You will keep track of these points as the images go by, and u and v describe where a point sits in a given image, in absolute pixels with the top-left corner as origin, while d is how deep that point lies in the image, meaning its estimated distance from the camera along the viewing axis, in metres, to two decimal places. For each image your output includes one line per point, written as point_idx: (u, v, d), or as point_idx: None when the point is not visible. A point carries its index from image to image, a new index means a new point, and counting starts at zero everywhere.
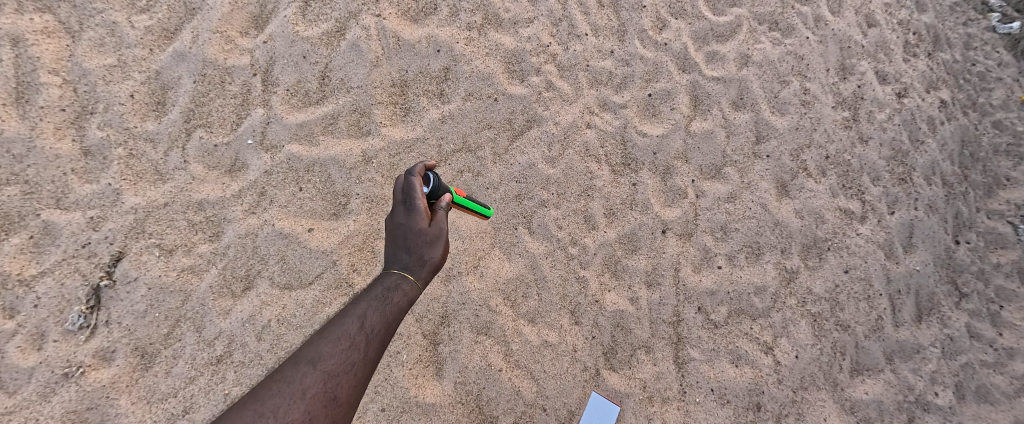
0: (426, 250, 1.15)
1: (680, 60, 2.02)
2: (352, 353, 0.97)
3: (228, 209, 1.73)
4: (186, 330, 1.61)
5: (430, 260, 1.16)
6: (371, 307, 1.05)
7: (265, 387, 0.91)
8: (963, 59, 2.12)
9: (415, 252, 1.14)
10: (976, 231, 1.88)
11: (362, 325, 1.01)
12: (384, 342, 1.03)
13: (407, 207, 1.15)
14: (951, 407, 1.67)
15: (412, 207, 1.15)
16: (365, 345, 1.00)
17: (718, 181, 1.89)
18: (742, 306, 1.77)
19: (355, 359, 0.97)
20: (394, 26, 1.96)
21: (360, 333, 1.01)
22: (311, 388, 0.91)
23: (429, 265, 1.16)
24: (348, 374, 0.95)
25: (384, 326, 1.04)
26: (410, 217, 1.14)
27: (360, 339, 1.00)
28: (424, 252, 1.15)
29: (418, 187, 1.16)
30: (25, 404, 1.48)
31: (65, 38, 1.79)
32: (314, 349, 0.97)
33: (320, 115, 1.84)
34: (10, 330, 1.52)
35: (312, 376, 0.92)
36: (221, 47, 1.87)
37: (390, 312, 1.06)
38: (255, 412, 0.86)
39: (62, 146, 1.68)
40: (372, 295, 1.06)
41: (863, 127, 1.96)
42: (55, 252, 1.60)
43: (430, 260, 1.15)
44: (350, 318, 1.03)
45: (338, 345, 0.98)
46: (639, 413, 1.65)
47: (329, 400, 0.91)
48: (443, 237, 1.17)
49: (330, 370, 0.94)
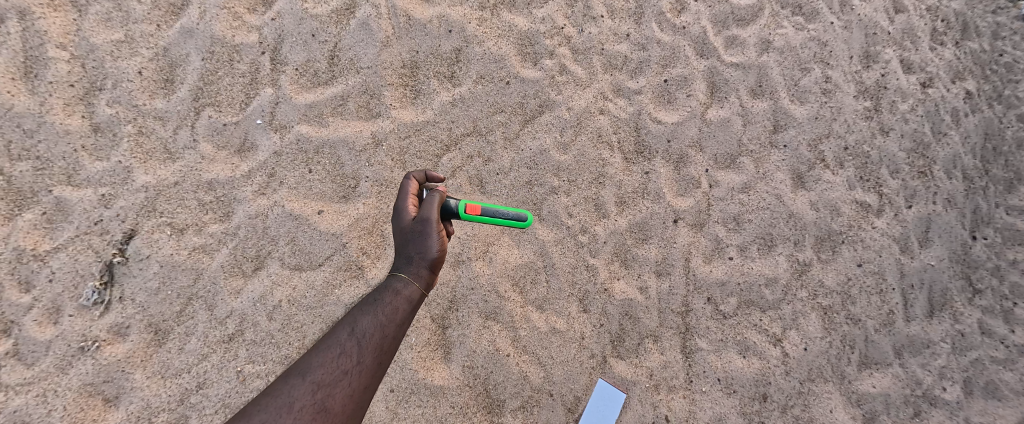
0: (418, 245, 1.20)
1: (698, 44, 1.96)
2: (343, 361, 1.01)
3: (238, 189, 1.73)
4: (199, 308, 1.63)
5: (428, 256, 1.19)
6: (364, 312, 1.09)
7: (256, 401, 0.94)
8: (991, 49, 2.01)
9: (412, 252, 1.19)
10: (994, 227, 1.84)
11: (353, 331, 1.05)
12: (379, 346, 1.06)
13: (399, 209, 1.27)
14: (958, 402, 1.69)
15: (399, 208, 1.27)
16: (358, 351, 1.03)
17: (733, 171, 1.85)
18: (752, 298, 1.76)
19: (347, 368, 1.01)
20: (405, 5, 1.91)
21: (352, 340, 1.04)
22: (299, 401, 0.94)
23: (427, 261, 1.18)
24: (340, 383, 0.98)
25: (379, 329, 1.07)
26: (399, 215, 1.26)
27: (351, 346, 1.04)
28: (417, 250, 1.19)
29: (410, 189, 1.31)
30: (44, 375, 1.52)
31: (72, 12, 1.75)
32: (305, 360, 1.01)
33: (329, 96, 1.81)
34: (27, 304, 1.55)
35: (302, 388, 0.96)
36: (229, 24, 1.83)
37: (386, 315, 1.09)
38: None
39: (72, 123, 1.67)
40: (369, 300, 1.12)
41: (885, 118, 1.91)
42: (68, 228, 1.61)
43: (425, 256, 1.19)
44: (343, 328, 1.07)
45: (329, 354, 1.02)
46: (645, 400, 1.67)
47: (317, 412, 0.94)
48: (429, 224, 1.20)
49: (319, 381, 0.97)
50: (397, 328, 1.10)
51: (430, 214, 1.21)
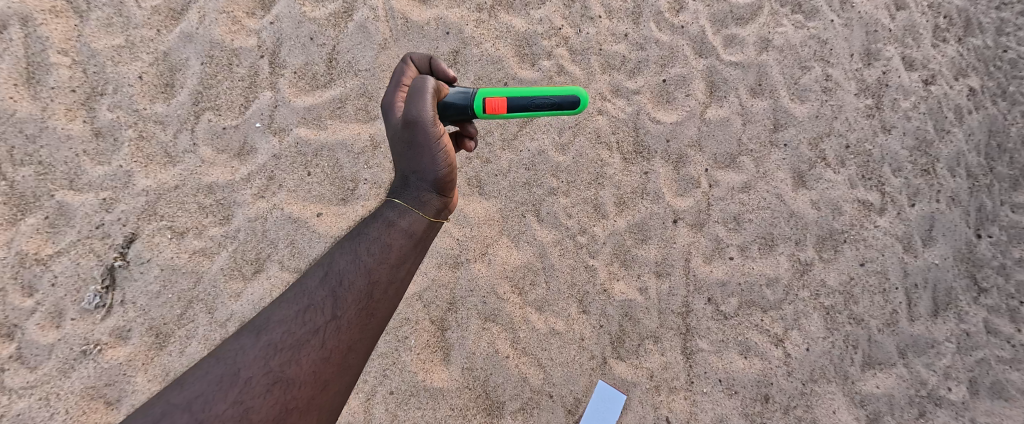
0: (417, 162, 0.98)
1: (697, 44, 1.94)
2: (315, 316, 0.87)
3: (238, 193, 1.73)
4: (199, 311, 1.64)
5: (431, 175, 0.99)
6: (345, 253, 0.93)
7: (202, 365, 0.82)
8: (995, 45, 1.96)
9: (411, 172, 0.99)
10: (999, 225, 1.81)
11: (327, 278, 0.91)
12: (361, 297, 0.90)
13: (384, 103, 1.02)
14: (964, 403, 1.67)
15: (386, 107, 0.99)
16: (332, 304, 0.89)
17: (733, 171, 1.84)
18: (753, 298, 1.75)
19: (320, 324, 0.86)
20: (402, 7, 1.90)
21: (325, 290, 0.90)
22: (250, 369, 0.80)
23: (430, 182, 0.99)
24: (308, 343, 0.84)
25: (363, 274, 0.92)
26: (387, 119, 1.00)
27: (326, 298, 0.89)
28: (417, 169, 0.98)
29: (399, 78, 1.02)
30: (47, 379, 1.53)
31: (73, 17, 1.75)
32: (267, 315, 0.87)
33: (328, 99, 1.81)
34: (30, 308, 1.56)
35: (258, 349, 0.83)
36: (229, 28, 1.82)
37: (374, 254, 0.93)
38: (180, 397, 0.77)
39: (73, 127, 1.68)
40: (354, 238, 0.96)
41: (887, 116, 1.89)
42: (70, 233, 1.62)
43: (427, 176, 0.99)
44: (317, 275, 0.92)
45: (296, 309, 0.88)
46: (646, 402, 1.67)
47: (276, 381, 0.80)
48: (426, 132, 0.94)
49: (280, 343, 0.84)
50: (389, 269, 0.93)
51: (424, 118, 0.94)
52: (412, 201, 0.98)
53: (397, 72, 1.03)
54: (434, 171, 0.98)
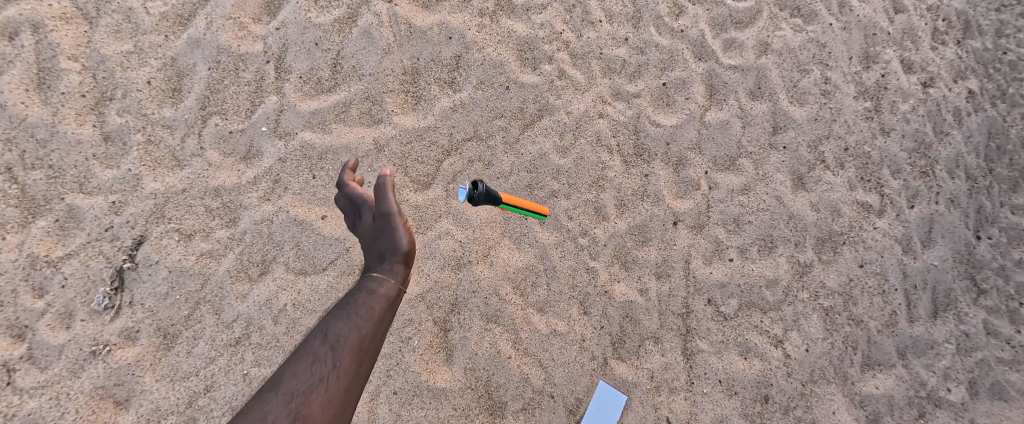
0: (388, 241, 1.37)
1: (697, 48, 1.96)
2: (320, 366, 1.09)
3: (244, 196, 1.76)
4: (206, 312, 1.67)
5: (399, 252, 1.37)
6: (337, 318, 1.20)
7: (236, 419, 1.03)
8: (994, 47, 1.97)
9: (382, 249, 1.37)
10: (998, 226, 1.82)
11: (325, 337, 1.15)
12: (354, 349, 1.14)
13: (355, 198, 1.46)
14: (963, 404, 1.69)
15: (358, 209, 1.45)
16: (332, 357, 1.12)
17: (733, 173, 1.86)
18: (753, 299, 1.77)
19: (324, 374, 1.09)
20: (405, 13, 1.92)
21: (325, 347, 1.13)
22: (271, 413, 1.01)
23: (399, 256, 1.36)
24: (315, 390, 1.06)
25: (353, 332, 1.17)
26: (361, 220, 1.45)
27: (327, 356, 1.12)
28: (388, 246, 1.36)
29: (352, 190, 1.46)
30: (57, 379, 1.56)
31: (83, 24, 1.78)
32: (281, 374, 1.10)
33: (332, 103, 1.84)
34: (41, 309, 1.59)
35: (276, 399, 1.04)
36: (235, 34, 1.85)
37: (361, 314, 1.21)
38: None
39: (83, 132, 1.71)
40: (342, 307, 1.23)
41: (886, 119, 1.90)
42: (80, 235, 1.66)
43: (397, 251, 1.36)
44: (318, 335, 1.17)
45: (304, 363, 1.10)
46: (647, 402, 1.70)
47: (294, 419, 1.00)
48: (393, 217, 1.37)
49: (292, 393, 1.05)
50: (373, 326, 1.20)
51: (391, 210, 1.37)
52: (385, 272, 1.33)
53: (351, 187, 1.46)
54: (399, 248, 1.37)
